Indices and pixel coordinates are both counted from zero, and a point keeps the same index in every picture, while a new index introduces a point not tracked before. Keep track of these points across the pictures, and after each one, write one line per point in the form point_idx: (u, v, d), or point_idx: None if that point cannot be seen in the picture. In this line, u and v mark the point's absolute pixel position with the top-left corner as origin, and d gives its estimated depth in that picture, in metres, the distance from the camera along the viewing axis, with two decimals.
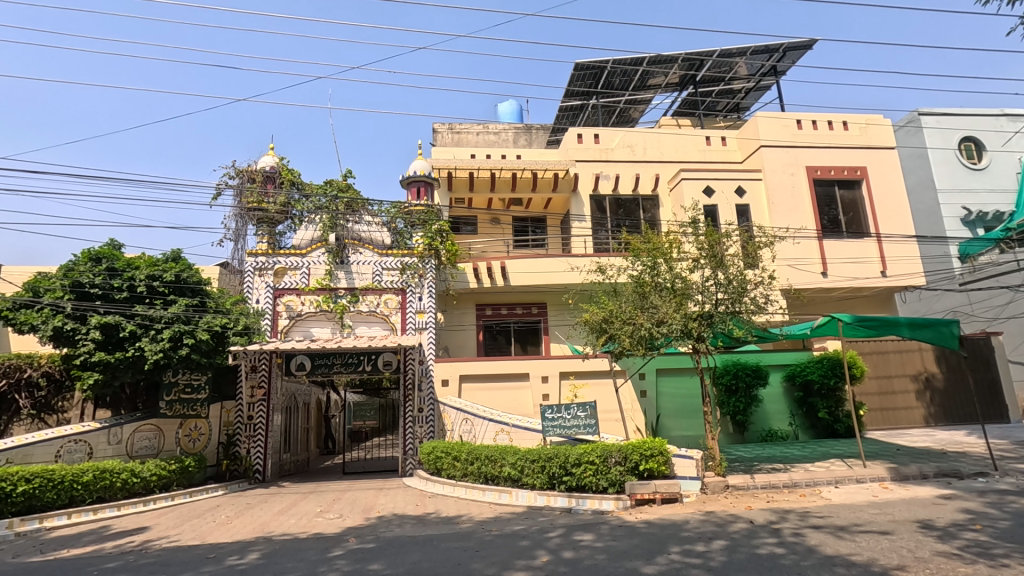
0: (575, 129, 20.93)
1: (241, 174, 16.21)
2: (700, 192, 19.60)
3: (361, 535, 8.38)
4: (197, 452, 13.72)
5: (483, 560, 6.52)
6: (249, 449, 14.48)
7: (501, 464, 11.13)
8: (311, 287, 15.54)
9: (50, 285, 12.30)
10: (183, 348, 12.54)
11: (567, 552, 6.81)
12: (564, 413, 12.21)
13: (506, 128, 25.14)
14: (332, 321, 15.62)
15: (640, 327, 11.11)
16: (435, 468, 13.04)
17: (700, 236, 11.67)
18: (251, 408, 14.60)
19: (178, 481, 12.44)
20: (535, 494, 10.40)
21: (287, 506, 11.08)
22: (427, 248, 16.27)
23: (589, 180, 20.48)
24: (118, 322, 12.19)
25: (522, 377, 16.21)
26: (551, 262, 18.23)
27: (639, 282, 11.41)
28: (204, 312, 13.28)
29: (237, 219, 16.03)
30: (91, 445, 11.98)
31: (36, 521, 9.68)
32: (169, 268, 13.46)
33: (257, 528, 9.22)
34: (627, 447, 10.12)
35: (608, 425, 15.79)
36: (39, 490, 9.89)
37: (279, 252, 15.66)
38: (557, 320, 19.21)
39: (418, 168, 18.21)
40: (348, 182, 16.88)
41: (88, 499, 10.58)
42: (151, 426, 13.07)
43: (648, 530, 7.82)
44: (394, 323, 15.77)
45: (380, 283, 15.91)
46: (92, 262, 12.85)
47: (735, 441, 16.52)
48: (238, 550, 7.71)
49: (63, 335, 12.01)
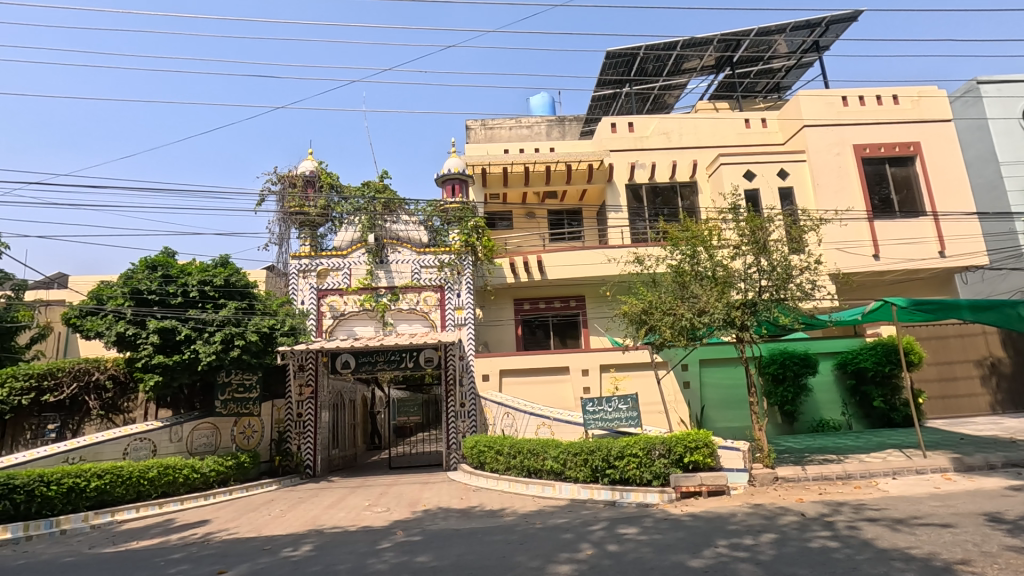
0: (609, 118, 20.65)
1: (283, 180, 16.87)
2: (740, 177, 19.07)
3: (408, 528, 8.56)
4: (251, 448, 14.36)
5: (527, 553, 6.56)
6: (299, 445, 15.02)
7: (544, 457, 11.15)
8: (353, 288, 15.92)
9: (112, 293, 13.03)
10: (234, 349, 13.14)
11: (611, 545, 6.77)
12: (606, 406, 12.11)
13: (539, 121, 24.95)
14: (374, 320, 15.95)
15: (680, 318, 10.87)
16: (478, 462, 13.21)
17: (741, 223, 11.39)
18: (300, 406, 15.10)
19: (234, 476, 13.06)
20: (578, 487, 10.37)
21: (337, 501, 11.41)
22: (464, 245, 16.39)
23: (624, 170, 20.19)
24: (174, 326, 12.78)
25: (561, 371, 16.17)
26: (588, 255, 18.08)
27: (679, 271, 11.20)
28: (253, 314, 13.84)
29: (280, 223, 16.69)
30: (155, 444, 12.71)
31: (108, 514, 10.32)
32: (218, 273, 13.99)
33: (308, 521, 9.57)
34: (671, 440, 9.98)
35: (651, 418, 15.70)
36: (109, 485, 10.49)
37: (321, 253, 16.13)
38: (596, 313, 19.05)
39: (452, 166, 18.43)
40: (385, 184, 17.17)
41: (154, 494, 11.25)
42: (208, 425, 13.70)
43: (694, 524, 7.68)
44: (434, 320, 16.02)
45: (419, 280, 16.16)
46: (148, 269, 13.51)
47: (784, 432, 16.08)
48: (291, 542, 8.01)
49: (125, 339, 12.76)
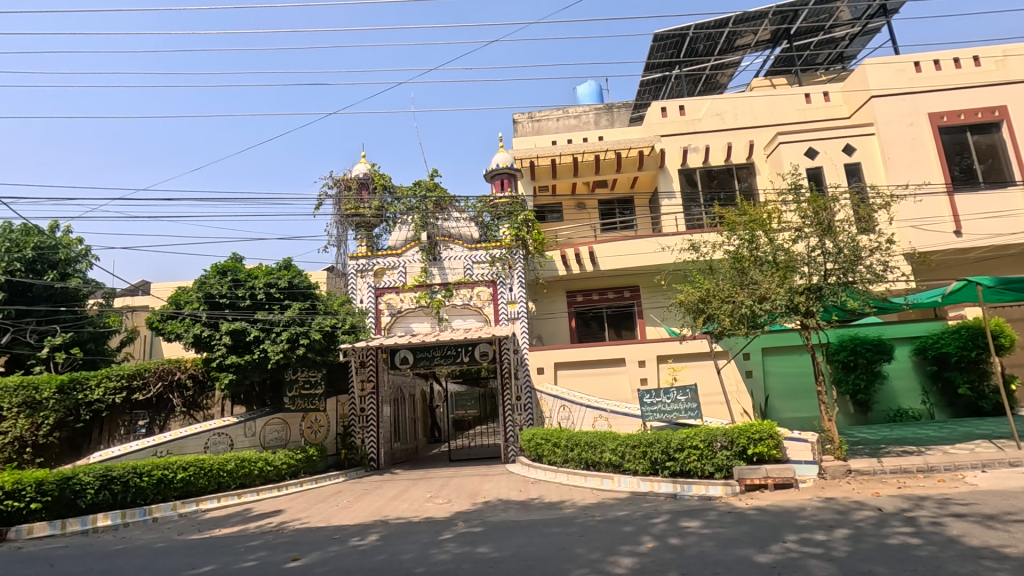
0: (659, 103, 20.09)
1: (339, 184, 17.43)
2: (801, 156, 18.14)
3: (469, 519, 8.72)
4: (318, 442, 15.04)
5: (587, 545, 6.54)
6: (363, 439, 15.61)
7: (602, 450, 11.07)
8: (409, 285, 16.30)
9: (188, 297, 13.83)
10: (299, 348, 13.78)
11: (673, 539, 6.65)
12: (664, 398, 11.87)
13: (586, 110, 24.51)
14: (430, 316, 16.29)
15: (740, 305, 10.46)
16: (536, 455, 13.27)
17: (803, 204, 10.86)
18: (363, 401, 15.67)
19: (304, 468, 13.77)
20: (637, 479, 10.24)
21: (400, 492, 11.79)
22: (514, 239, 16.48)
23: (676, 154, 19.60)
24: (244, 327, 13.51)
25: (617, 363, 15.97)
26: (641, 244, 17.73)
27: (737, 257, 10.79)
28: (315, 314, 14.48)
29: (337, 226, 17.29)
30: (231, 438, 13.54)
31: (194, 503, 11.11)
32: (282, 275, 14.59)
33: (374, 512, 9.94)
34: (733, 431, 9.67)
35: (713, 410, 15.20)
36: (193, 477, 11.31)
37: (377, 253, 16.59)
38: (651, 303, 18.68)
39: (500, 161, 18.54)
40: (436, 182, 17.44)
41: (233, 485, 12.03)
42: (278, 420, 14.42)
43: (760, 518, 7.42)
44: (487, 315, 16.17)
45: (471, 276, 16.35)
46: (219, 275, 14.26)
47: (857, 423, 15.27)
48: (359, 531, 8.35)
49: (201, 340, 13.59)
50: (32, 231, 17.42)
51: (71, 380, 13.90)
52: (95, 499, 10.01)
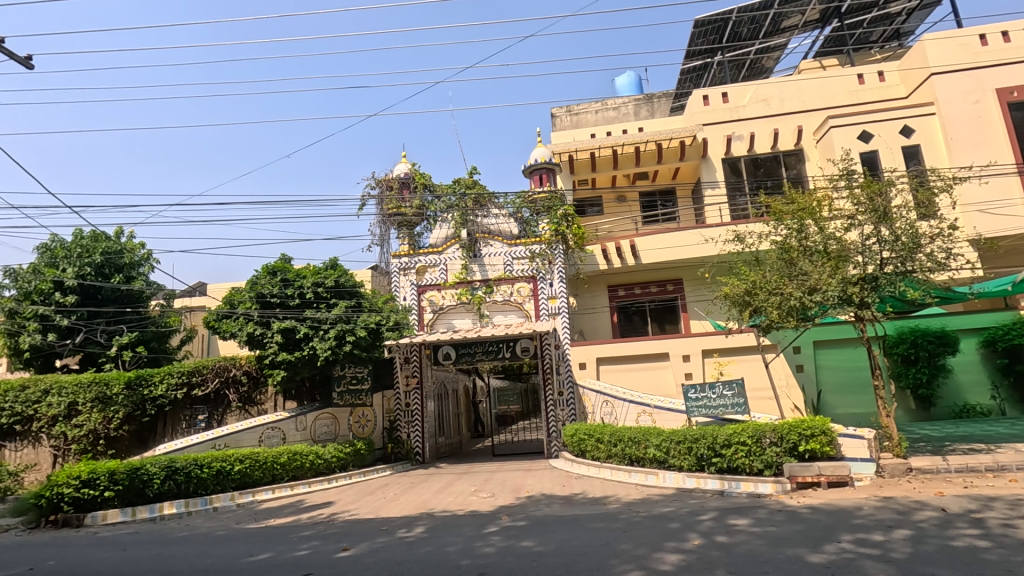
0: (701, 90, 19.57)
1: (381, 184, 17.78)
2: (854, 140, 17.29)
3: (513, 513, 8.79)
4: (366, 436, 15.46)
5: (632, 541, 6.48)
6: (409, 433, 15.97)
7: (646, 445, 10.93)
8: (450, 282, 16.50)
9: (242, 297, 14.35)
10: (347, 344, 14.21)
11: (720, 536, 6.51)
12: (709, 393, 11.61)
13: (625, 101, 24.06)
14: (471, 313, 16.46)
15: (788, 298, 10.05)
16: (579, 450, 13.25)
17: (855, 190, 10.39)
18: (408, 396, 16.03)
19: (353, 462, 14.20)
20: (683, 475, 10.06)
21: (445, 486, 12.00)
22: (554, 234, 16.43)
23: (720, 143, 19.07)
24: (294, 325, 14.01)
25: (661, 357, 15.74)
26: (684, 236, 17.34)
27: (785, 247, 10.40)
28: (361, 312, 14.85)
29: (380, 225, 17.64)
30: (284, 432, 14.09)
31: (250, 494, 11.62)
32: (329, 275, 14.96)
33: (420, 504, 10.16)
34: (782, 427, 9.37)
35: (760, 404, 14.73)
36: (250, 469, 11.84)
37: (419, 251, 16.86)
38: (695, 296, 18.25)
39: (539, 156, 18.49)
40: (475, 179, 17.55)
41: (287, 477, 12.52)
42: (328, 415, 14.88)
43: (813, 516, 7.17)
44: (528, 310, 16.22)
45: (511, 272, 16.42)
46: (270, 275, 14.68)
47: (919, 419, 14.52)
48: (405, 524, 8.54)
49: (254, 338, 14.17)
50: (100, 237, 18.57)
51: (137, 377, 14.77)
52: (161, 489, 10.62)
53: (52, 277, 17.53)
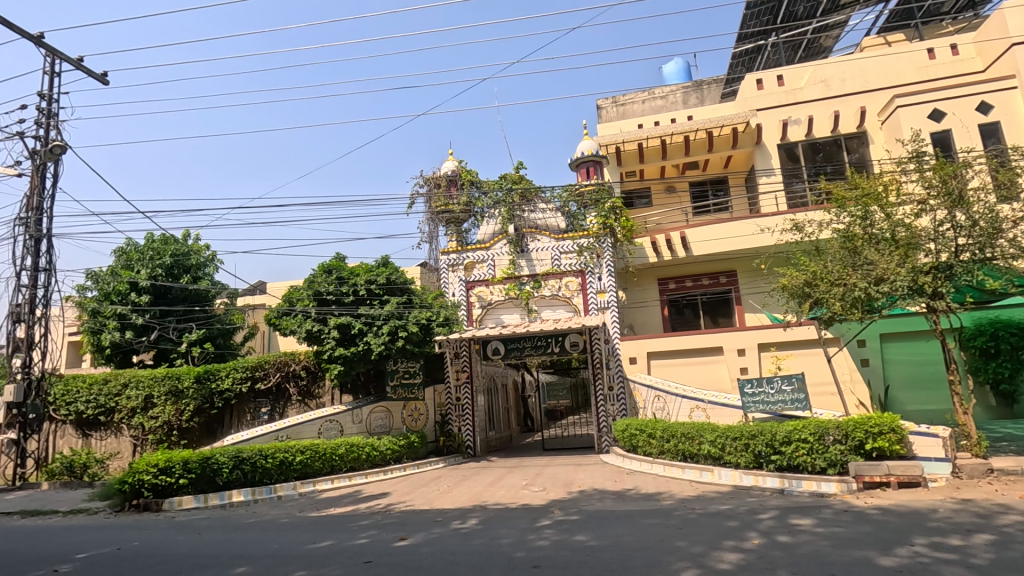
0: (754, 74, 18.84)
1: (429, 182, 18.07)
2: (923, 119, 16.23)
3: (565, 507, 8.80)
4: (419, 429, 15.82)
5: (688, 538, 6.36)
6: (460, 427, 16.22)
7: (699, 442, 10.70)
8: (498, 277, 16.61)
9: (300, 295, 14.91)
10: (399, 339, 14.58)
11: (782, 536, 6.29)
12: (767, 388, 11.24)
13: (674, 89, 23.46)
14: (519, 308, 16.54)
15: (852, 288, 9.56)
16: (630, 445, 13.10)
17: (927, 173, 9.78)
18: (458, 391, 16.29)
19: (407, 454, 14.57)
20: (740, 473, 9.77)
21: (496, 479, 12.14)
22: (602, 227, 16.25)
23: (775, 129, 18.32)
24: (349, 321, 14.48)
25: (715, 351, 15.34)
26: (738, 226, 16.74)
27: (848, 236, 9.90)
28: (412, 308, 15.16)
29: (429, 223, 17.93)
30: (341, 424, 14.62)
31: (311, 484, 12.12)
32: (381, 272, 15.29)
33: (473, 497, 10.32)
34: (847, 424, 8.94)
35: (820, 400, 14.32)
36: (310, 460, 12.34)
37: (467, 247, 17.03)
38: (750, 289, 17.68)
39: (585, 149, 18.31)
40: (521, 174, 17.57)
41: (345, 467, 12.99)
42: (382, 408, 15.30)
43: (883, 518, 6.82)
44: (577, 305, 16.15)
45: (559, 267, 16.37)
46: (326, 273, 15.14)
47: (1000, 417, 13.56)
48: (459, 515, 8.70)
49: (313, 335, 14.74)
50: (170, 240, 19.75)
51: (205, 371, 15.70)
52: (229, 477, 11.22)
53: (128, 278, 18.78)
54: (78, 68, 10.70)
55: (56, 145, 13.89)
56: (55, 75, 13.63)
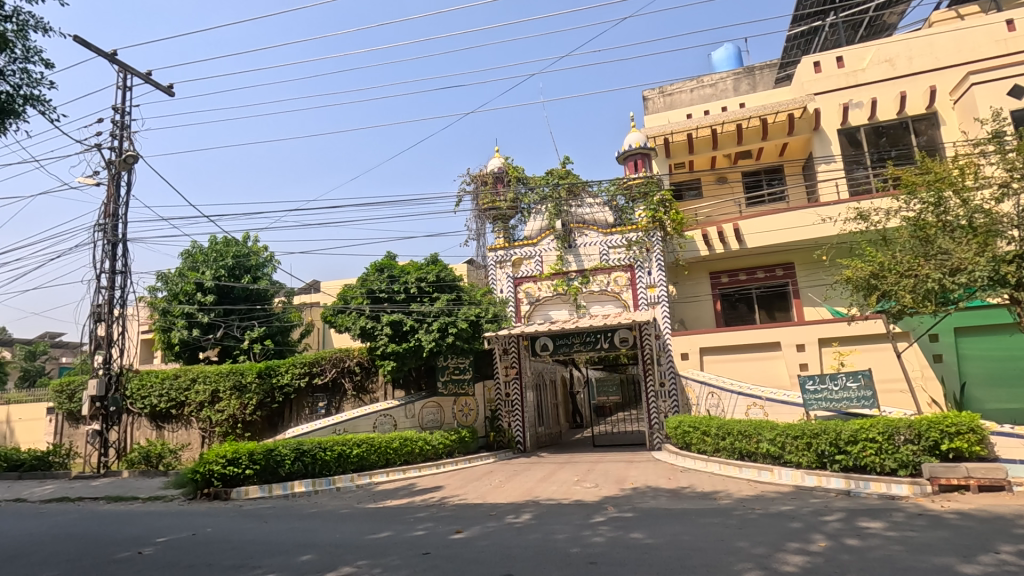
0: (812, 57, 18.02)
1: (476, 180, 18.21)
2: (1002, 97, 15.09)
3: (619, 504, 8.73)
4: (469, 424, 16.03)
5: (749, 539, 6.19)
6: (509, 422, 16.35)
7: (758, 440, 10.37)
8: (546, 273, 16.56)
9: (354, 293, 15.34)
10: (449, 336, 14.80)
11: (851, 539, 6.02)
12: (830, 384, 10.78)
13: (724, 76, 22.70)
14: (567, 303, 16.45)
15: (925, 280, 9.01)
16: (683, 443, 12.84)
17: (1008, 154, 9.10)
18: (507, 386, 16.42)
19: (458, 449, 14.82)
20: (801, 473, 9.41)
21: (548, 474, 12.16)
22: (651, 220, 15.99)
23: (835, 113, 17.47)
24: (401, 318, 14.82)
25: (772, 346, 14.82)
26: (796, 217, 16.07)
27: (919, 224, 9.35)
28: (461, 304, 15.36)
29: (476, 220, 18.07)
30: (395, 419, 15.00)
31: (367, 476, 12.50)
32: (431, 269, 15.52)
33: (525, 492, 10.38)
34: (920, 424, 8.45)
35: (891, 398, 13.66)
36: (366, 453, 12.74)
37: (514, 244, 17.07)
38: (809, 282, 16.97)
39: (633, 141, 18.00)
40: (568, 169, 17.45)
41: (399, 461, 13.35)
42: (434, 404, 15.61)
43: (963, 523, 6.42)
44: (626, 300, 15.94)
45: (608, 262, 16.20)
46: (378, 272, 15.51)
47: None
48: (513, 510, 8.78)
49: (366, 332, 15.12)
50: (231, 242, 20.73)
51: (267, 367, 16.43)
52: (291, 469, 11.71)
53: (194, 279, 19.88)
54: (147, 83, 11.38)
55: (129, 155, 14.81)
56: (127, 89, 14.54)
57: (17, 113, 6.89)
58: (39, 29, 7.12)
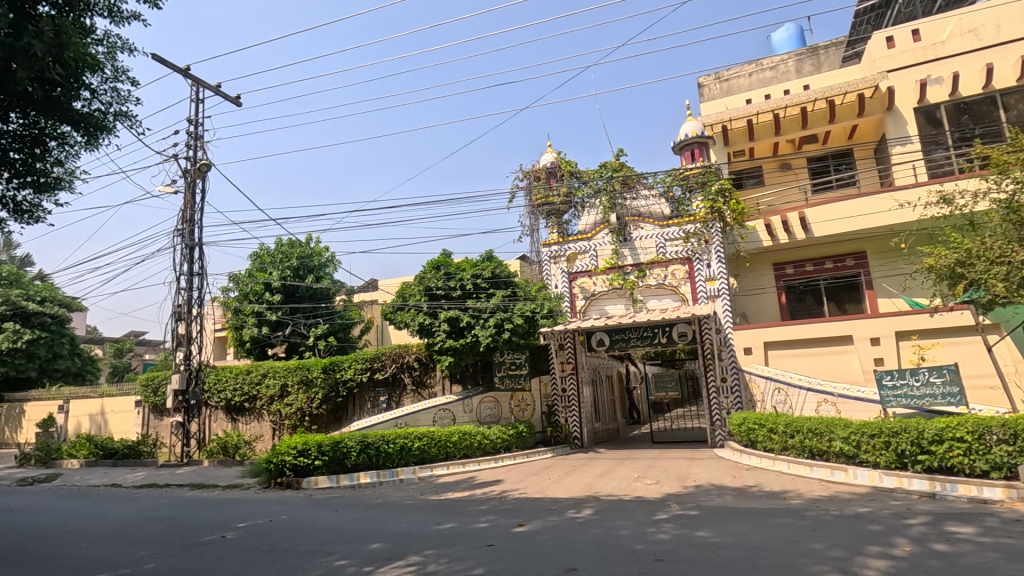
0: (883, 32, 16.95)
1: (529, 175, 18.21)
2: None
3: (683, 501, 8.56)
4: (526, 419, 16.12)
5: (825, 540, 5.92)
6: (566, 418, 16.35)
7: (830, 438, 9.90)
8: (601, 268, 16.40)
9: (411, 290, 15.58)
10: (505, 331, 14.93)
11: (938, 544, 5.65)
12: (910, 380, 10.14)
13: (785, 58, 21.62)
14: (623, 298, 16.25)
15: (1019, 267, 8.33)
16: (748, 440, 12.41)
17: None
18: (564, 381, 16.41)
19: (516, 443, 14.97)
20: (879, 473, 8.90)
21: (607, 470, 12.06)
22: (709, 211, 15.51)
23: (911, 90, 16.35)
24: (458, 314, 15.06)
25: (844, 340, 14.08)
26: (869, 202, 15.15)
27: (1012, 207, 8.64)
28: (516, 300, 15.45)
29: (530, 216, 18.10)
30: (453, 413, 15.28)
31: (429, 469, 12.80)
32: (486, 266, 15.63)
33: (585, 487, 10.35)
34: (1016, 423, 7.81)
35: (979, 394, 12.67)
36: (427, 446, 13.06)
37: (568, 239, 16.99)
38: (883, 271, 16.00)
39: (689, 130, 17.50)
40: (621, 162, 17.18)
41: (458, 454, 13.60)
42: (491, 399, 15.79)
43: None
44: (684, 294, 15.56)
45: (665, 255, 15.85)
46: (435, 269, 15.78)
47: None
48: (574, 504, 8.78)
49: (424, 328, 15.44)
50: (295, 243, 21.68)
51: (331, 363, 17.12)
52: (357, 460, 12.16)
53: (263, 280, 20.97)
54: (217, 94, 12.04)
55: (203, 163, 15.77)
56: (200, 101, 15.46)
57: (109, 128, 7.48)
58: (125, 49, 7.68)
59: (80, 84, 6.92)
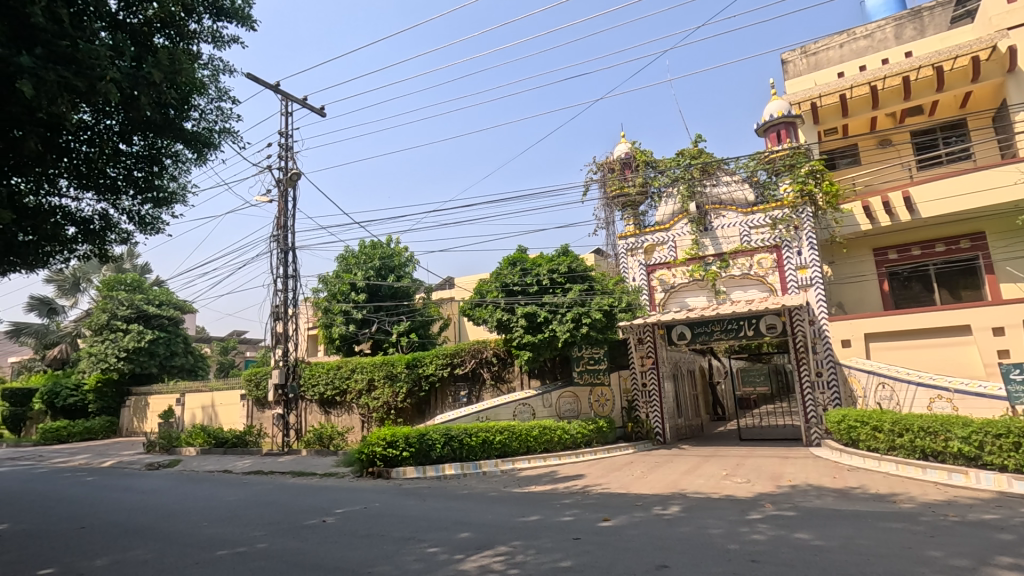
0: None
1: (602, 167, 17.90)
2: None
3: (778, 501, 8.13)
4: (606, 414, 15.90)
5: (945, 548, 5.42)
6: (647, 413, 16.03)
7: (946, 438, 9.03)
8: (681, 259, 15.86)
9: (489, 287, 15.85)
10: (583, 326, 14.81)
11: None
12: None
13: (883, 23, 19.76)
14: (705, 289, 15.64)
15: None
16: (849, 439, 11.57)
17: None
18: (644, 376, 16.07)
19: (596, 438, 14.87)
20: (1008, 477, 8.02)
21: (693, 467, 11.69)
22: (799, 195, 14.60)
23: None
24: (534, 310, 15.08)
25: (960, 330, 12.80)
26: (988, 177, 13.64)
27: None
28: (593, 294, 15.20)
29: (605, 209, 17.88)
30: (533, 408, 15.41)
31: (511, 462, 13.01)
32: (562, 261, 15.52)
33: (670, 484, 10.08)
34: None
35: None
36: (508, 440, 13.29)
37: (645, 230, 16.52)
38: (1006, 254, 14.38)
39: (774, 111, 16.52)
40: (700, 148, 16.51)
41: (539, 448, 13.72)
42: (570, 393, 15.75)
43: None
44: (773, 284, 14.74)
45: (749, 243, 15.10)
46: (511, 266, 15.90)
47: None
48: (660, 501, 8.59)
49: (502, 324, 15.64)
50: (377, 245, 22.64)
51: (414, 359, 17.79)
52: (441, 452, 12.57)
53: (349, 281, 22.10)
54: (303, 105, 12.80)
55: (293, 173, 16.82)
56: (289, 114, 16.49)
57: (214, 145, 8.20)
58: (226, 71, 8.36)
59: (190, 105, 7.62)
